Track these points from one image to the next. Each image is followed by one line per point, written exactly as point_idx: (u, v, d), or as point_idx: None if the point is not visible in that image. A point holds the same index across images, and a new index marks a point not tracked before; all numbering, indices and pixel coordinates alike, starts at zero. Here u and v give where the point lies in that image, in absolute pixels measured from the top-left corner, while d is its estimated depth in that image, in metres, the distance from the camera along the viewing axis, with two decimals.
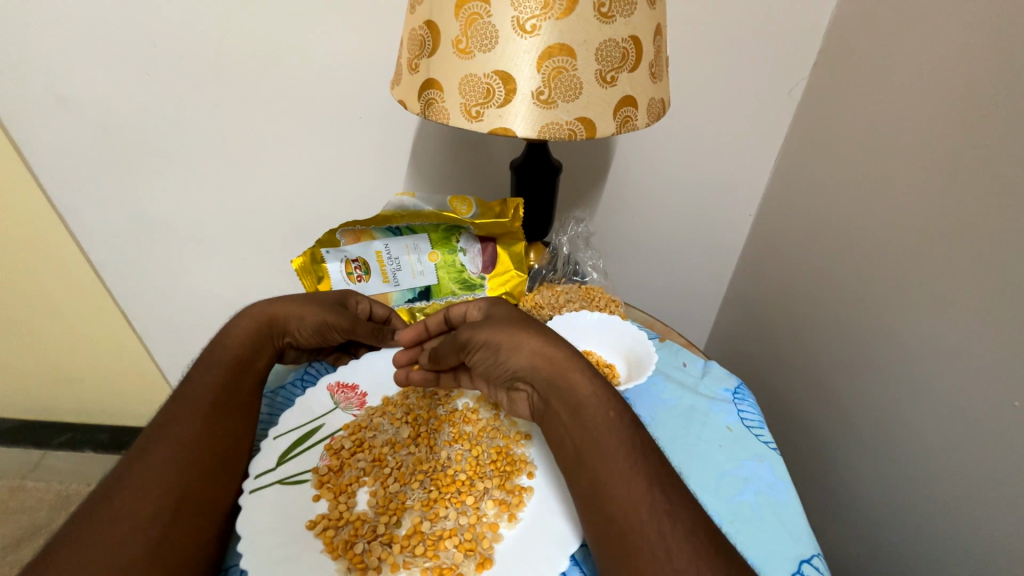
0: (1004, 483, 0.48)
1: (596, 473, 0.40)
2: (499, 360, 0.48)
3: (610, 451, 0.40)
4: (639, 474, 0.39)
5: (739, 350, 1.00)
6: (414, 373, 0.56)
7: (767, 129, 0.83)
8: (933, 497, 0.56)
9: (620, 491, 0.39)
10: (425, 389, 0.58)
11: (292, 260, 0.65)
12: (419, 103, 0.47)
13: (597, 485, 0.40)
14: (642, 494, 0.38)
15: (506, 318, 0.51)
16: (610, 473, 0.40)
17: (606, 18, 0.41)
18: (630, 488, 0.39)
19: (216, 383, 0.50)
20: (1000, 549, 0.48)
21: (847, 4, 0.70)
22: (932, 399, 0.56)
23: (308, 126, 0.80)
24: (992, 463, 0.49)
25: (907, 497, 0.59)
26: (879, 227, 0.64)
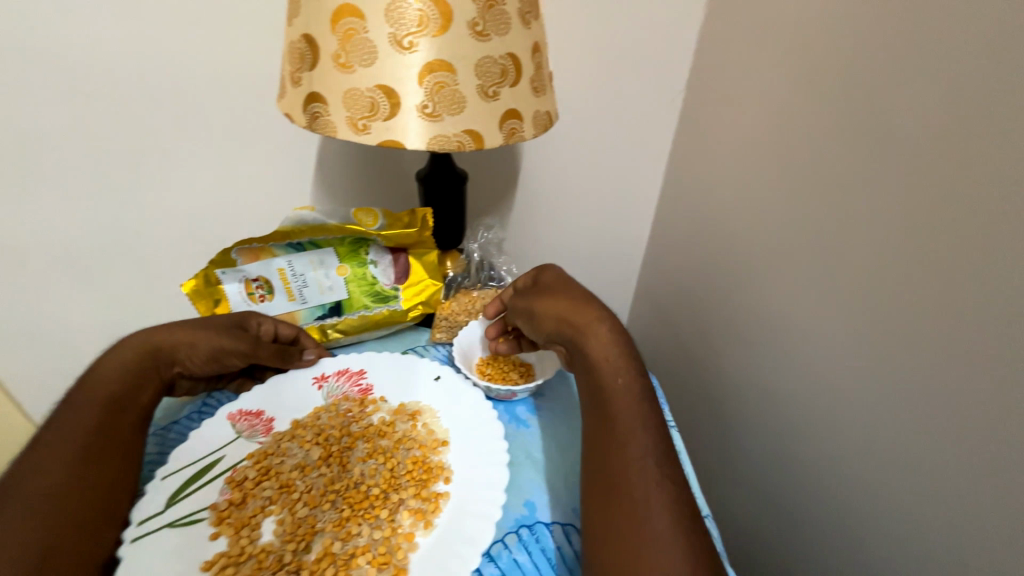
0: None
1: (608, 405, 0.49)
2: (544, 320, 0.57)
3: (623, 393, 0.49)
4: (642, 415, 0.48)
5: (650, 340, 1.08)
6: (504, 342, 0.65)
7: (656, 137, 0.92)
8: None
9: (624, 421, 0.47)
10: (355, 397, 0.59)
11: (183, 285, 0.61)
12: (304, 116, 0.47)
13: (607, 419, 0.48)
14: (640, 428, 0.47)
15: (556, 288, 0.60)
16: (622, 410, 0.48)
17: (482, 37, 0.44)
18: (633, 422, 0.47)
19: (87, 423, 0.45)
20: None
21: (709, 28, 0.80)
22: None
23: (198, 140, 0.75)
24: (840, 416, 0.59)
25: None
26: (753, 222, 0.74)
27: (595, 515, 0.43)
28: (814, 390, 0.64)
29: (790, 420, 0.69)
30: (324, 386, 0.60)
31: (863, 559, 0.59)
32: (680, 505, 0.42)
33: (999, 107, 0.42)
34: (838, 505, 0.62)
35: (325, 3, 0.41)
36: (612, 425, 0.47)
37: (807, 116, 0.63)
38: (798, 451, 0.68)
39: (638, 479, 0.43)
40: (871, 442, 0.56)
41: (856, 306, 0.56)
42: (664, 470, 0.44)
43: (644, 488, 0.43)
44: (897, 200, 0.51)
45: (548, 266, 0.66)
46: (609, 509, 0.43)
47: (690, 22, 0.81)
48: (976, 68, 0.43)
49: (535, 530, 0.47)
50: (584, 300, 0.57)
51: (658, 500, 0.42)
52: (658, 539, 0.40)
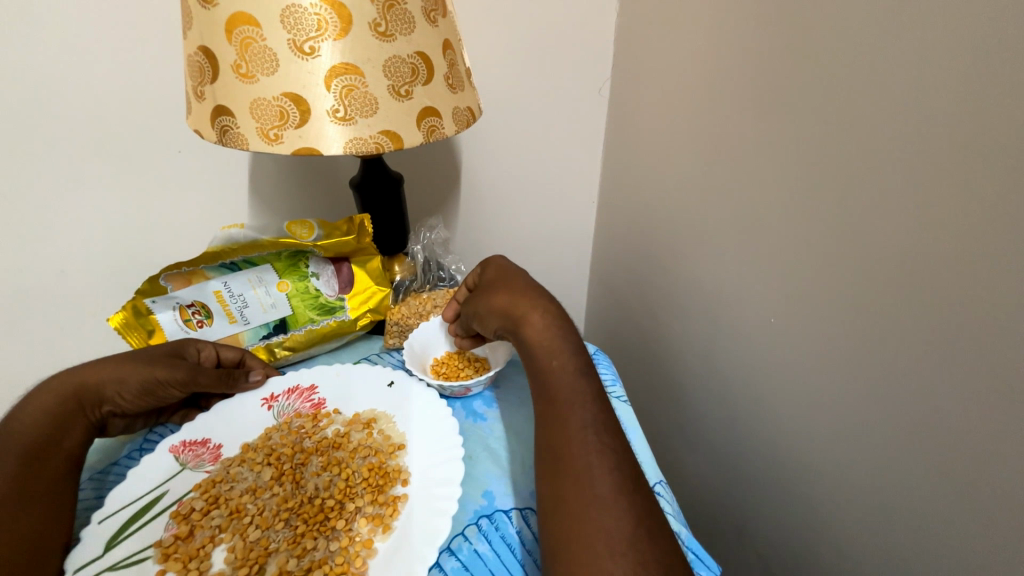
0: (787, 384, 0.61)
1: (547, 387, 0.50)
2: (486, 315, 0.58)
3: (567, 375, 0.51)
4: (587, 394, 0.49)
5: (607, 325, 1.11)
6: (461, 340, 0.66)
7: (589, 126, 0.94)
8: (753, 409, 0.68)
9: (564, 398, 0.49)
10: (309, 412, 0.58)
11: (110, 319, 0.58)
12: (213, 130, 0.45)
13: (551, 399, 0.49)
14: (580, 403, 0.48)
15: (497, 284, 0.61)
16: (566, 392, 0.49)
17: (386, 37, 0.44)
18: (572, 398, 0.49)
19: (5, 475, 0.42)
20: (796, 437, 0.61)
21: (624, 19, 0.84)
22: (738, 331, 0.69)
23: (113, 167, 0.71)
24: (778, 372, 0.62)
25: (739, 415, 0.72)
26: (681, 198, 0.77)
27: (544, 492, 0.44)
28: (752, 351, 0.68)
29: (736, 382, 0.72)
30: (273, 406, 0.59)
31: (810, 502, 0.62)
32: (622, 470, 0.44)
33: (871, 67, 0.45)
34: (784, 456, 0.65)
35: (218, 13, 0.41)
36: (553, 405, 0.49)
37: (716, 92, 0.67)
38: (745, 411, 0.71)
39: (580, 450, 0.45)
40: (805, 392, 0.60)
41: (777, 267, 0.60)
42: (608, 442, 0.46)
43: (586, 459, 0.44)
44: (801, 163, 0.55)
45: (493, 258, 0.67)
46: (554, 485, 0.44)
47: (607, 12, 0.84)
48: (850, 32, 0.47)
49: (495, 519, 0.48)
50: (520, 288, 0.58)
51: (601, 467, 0.43)
52: (605, 503, 0.41)
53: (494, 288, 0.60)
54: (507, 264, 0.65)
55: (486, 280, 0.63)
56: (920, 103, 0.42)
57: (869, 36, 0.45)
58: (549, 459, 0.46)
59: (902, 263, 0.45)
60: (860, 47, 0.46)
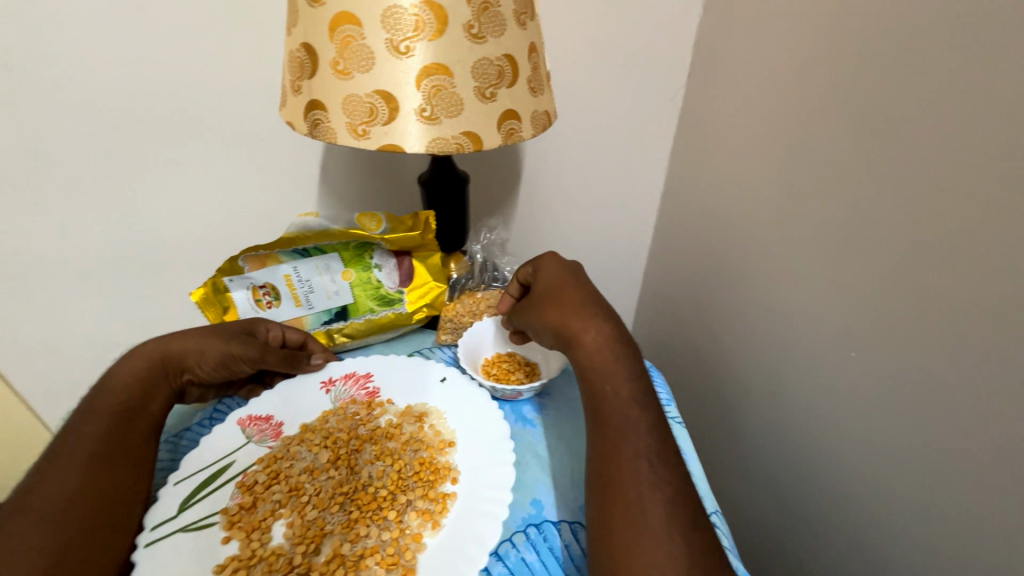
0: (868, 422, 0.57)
1: (598, 410, 0.49)
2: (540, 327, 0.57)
3: (625, 400, 0.49)
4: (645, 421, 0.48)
5: (657, 339, 1.08)
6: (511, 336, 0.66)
7: (657, 133, 0.91)
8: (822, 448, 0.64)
9: (618, 423, 0.47)
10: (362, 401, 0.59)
11: (192, 294, 0.62)
12: (305, 123, 0.47)
13: (606, 423, 0.48)
14: (635, 430, 0.47)
15: (553, 292, 0.59)
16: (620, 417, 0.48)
17: (478, 39, 0.44)
18: (629, 424, 0.47)
19: (98, 432, 0.46)
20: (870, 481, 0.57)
21: (705, 27, 0.80)
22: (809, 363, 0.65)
23: (204, 153, 0.76)
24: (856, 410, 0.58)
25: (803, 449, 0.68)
26: (756, 215, 0.74)
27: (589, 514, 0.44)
28: (823, 384, 0.64)
29: (801, 413, 0.68)
30: (331, 390, 0.61)
31: (875, 554, 0.58)
32: (677, 503, 0.42)
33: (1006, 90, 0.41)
34: (849, 500, 0.61)
35: (323, 12, 0.42)
36: (602, 429, 0.48)
37: (807, 105, 0.62)
38: (807, 446, 0.67)
39: (634, 479, 0.43)
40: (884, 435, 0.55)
41: (865, 297, 0.56)
42: (663, 472, 0.44)
43: (637, 488, 0.43)
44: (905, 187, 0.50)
45: (553, 259, 0.64)
46: (598, 509, 0.43)
47: (688, 15, 0.80)
48: (986, 48, 0.43)
49: (543, 529, 0.47)
50: (574, 304, 0.56)
51: (657, 499, 0.42)
52: (659, 537, 0.40)
53: (544, 301, 0.58)
54: (563, 269, 0.62)
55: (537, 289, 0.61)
56: None
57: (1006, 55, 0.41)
58: (596, 484, 0.45)
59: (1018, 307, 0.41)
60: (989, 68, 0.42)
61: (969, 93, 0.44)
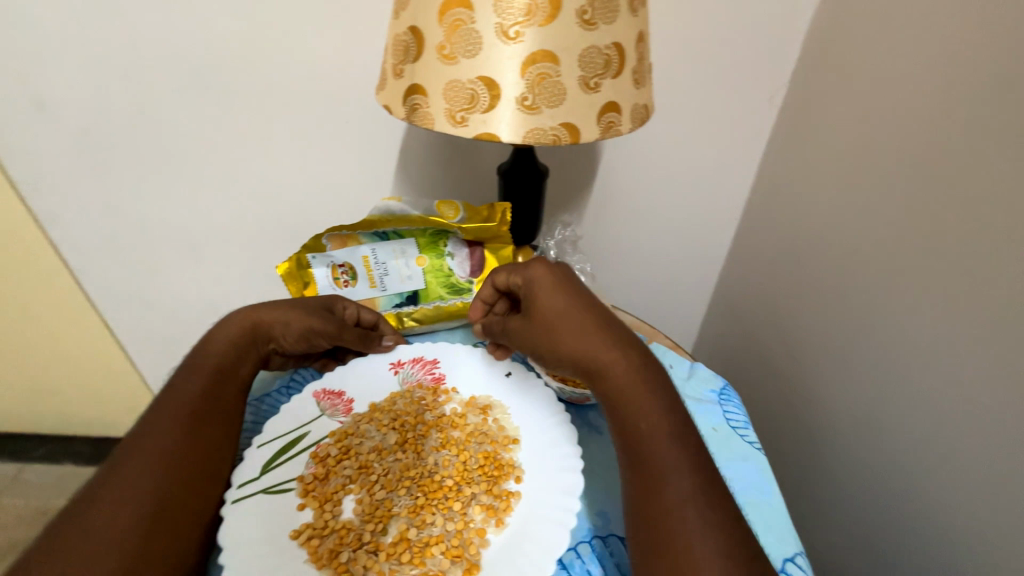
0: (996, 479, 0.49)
1: (632, 452, 0.45)
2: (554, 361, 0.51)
3: (661, 441, 0.44)
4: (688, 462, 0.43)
5: (726, 353, 1.02)
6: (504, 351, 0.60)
7: (751, 133, 0.85)
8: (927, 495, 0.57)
9: (657, 466, 0.43)
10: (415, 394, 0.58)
11: (278, 266, 0.65)
12: (403, 108, 0.47)
13: (643, 468, 0.43)
14: (677, 473, 0.42)
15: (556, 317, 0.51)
16: (658, 459, 0.43)
17: (589, 25, 0.42)
18: (668, 466, 0.43)
19: (196, 390, 0.49)
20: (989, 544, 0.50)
21: (822, 18, 0.73)
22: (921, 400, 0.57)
23: (297, 132, 0.80)
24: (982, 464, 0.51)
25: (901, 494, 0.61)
26: (864, 230, 0.66)
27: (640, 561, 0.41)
28: (935, 425, 0.57)
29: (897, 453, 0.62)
30: (399, 371, 0.61)
31: None
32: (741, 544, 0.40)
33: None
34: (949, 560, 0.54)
35: None
36: (646, 482, 0.43)
37: (946, 109, 0.55)
38: (904, 491, 0.61)
39: (680, 530, 0.40)
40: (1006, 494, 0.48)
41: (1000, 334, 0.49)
42: (713, 519, 0.40)
43: (698, 541, 0.39)
44: None
45: (546, 267, 0.54)
46: (656, 569, 0.40)
47: (802, 5, 0.73)
48: None
49: (609, 542, 0.46)
50: (585, 336, 0.49)
51: (709, 550, 0.39)
52: None
53: (552, 337, 0.51)
54: (560, 284, 0.53)
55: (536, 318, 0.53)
56: None
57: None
58: (647, 540, 0.41)
59: None
60: None
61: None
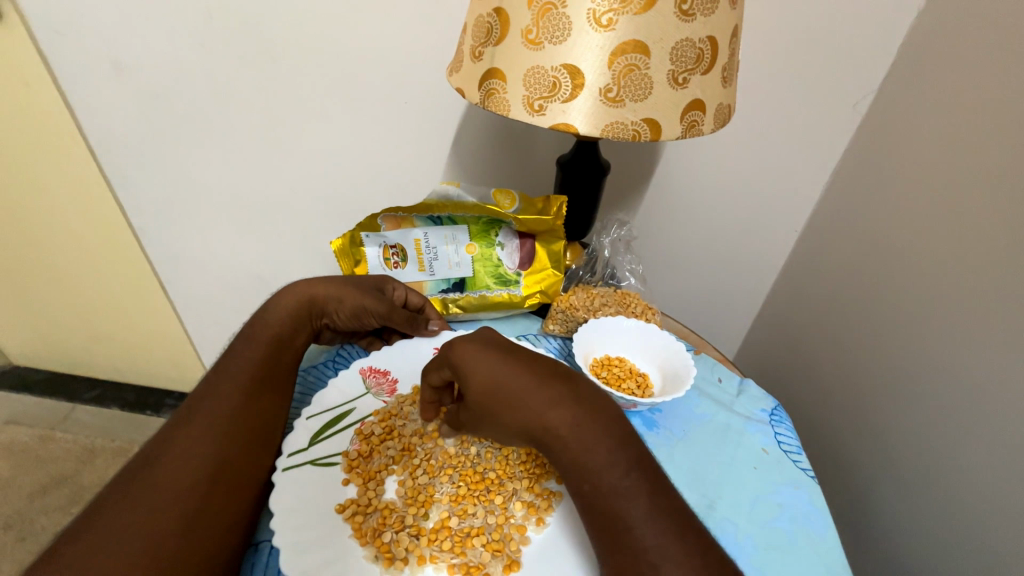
0: None
1: (591, 516, 0.40)
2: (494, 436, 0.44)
3: (612, 499, 0.39)
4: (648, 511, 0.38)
5: (773, 369, 0.97)
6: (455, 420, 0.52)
7: (825, 142, 0.79)
8: (995, 546, 0.53)
9: (615, 525, 0.38)
10: None
11: (333, 242, 0.66)
12: (478, 92, 0.46)
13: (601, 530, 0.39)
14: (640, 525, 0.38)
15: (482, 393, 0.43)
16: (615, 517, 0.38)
17: (686, 16, 0.39)
18: (627, 522, 0.38)
19: (255, 358, 0.50)
20: None
21: (925, 21, 0.67)
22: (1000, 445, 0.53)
23: (356, 108, 0.80)
24: None
25: (963, 540, 0.57)
26: (949, 256, 0.61)
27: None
28: None
29: (959, 498, 0.58)
30: None
31: None
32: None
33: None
34: None
35: None
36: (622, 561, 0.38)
37: None
38: (967, 539, 0.56)
39: None
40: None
41: None
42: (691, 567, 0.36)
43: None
44: None
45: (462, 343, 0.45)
46: None
47: (902, 5, 0.67)
48: None
49: None
50: (524, 408, 0.41)
51: None
52: None
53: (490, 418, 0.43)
54: (485, 353, 0.44)
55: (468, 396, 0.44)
56: None
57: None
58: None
59: None
60: None
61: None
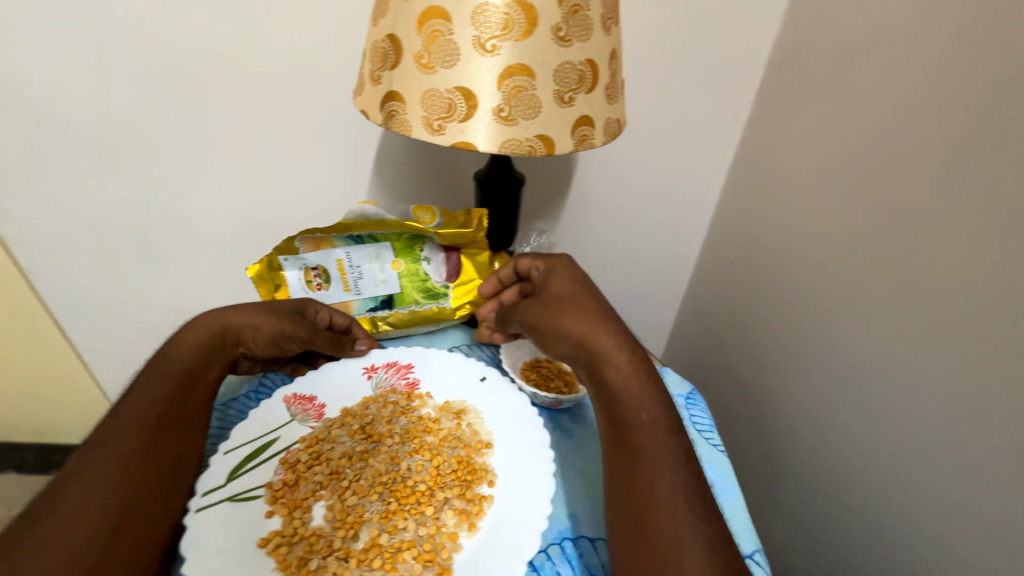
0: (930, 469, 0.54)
1: (628, 440, 0.46)
2: (547, 342, 0.54)
3: (649, 437, 0.45)
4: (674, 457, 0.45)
5: (696, 357, 1.06)
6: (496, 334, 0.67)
7: (719, 147, 0.89)
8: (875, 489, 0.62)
9: (650, 458, 0.44)
10: (388, 398, 0.58)
11: (248, 268, 0.64)
12: (381, 113, 0.47)
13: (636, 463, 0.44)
14: (669, 464, 0.44)
15: (561, 299, 0.54)
16: (654, 448, 0.45)
17: (564, 42, 0.43)
18: (660, 457, 0.44)
19: (160, 396, 0.47)
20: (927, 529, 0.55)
21: (783, 45, 0.78)
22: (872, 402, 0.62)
23: (271, 132, 0.79)
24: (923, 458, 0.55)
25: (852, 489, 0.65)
26: (822, 242, 0.71)
27: (624, 549, 0.41)
28: (882, 427, 0.61)
29: (849, 451, 0.66)
30: (373, 376, 0.61)
31: None
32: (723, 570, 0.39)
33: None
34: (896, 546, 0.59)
35: (413, 5, 0.42)
36: (634, 467, 0.44)
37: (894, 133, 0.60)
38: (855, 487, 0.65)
39: (670, 519, 0.41)
40: None
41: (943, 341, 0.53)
42: (697, 510, 0.42)
43: (677, 529, 0.40)
44: (1011, 231, 0.47)
45: (566, 272, 0.58)
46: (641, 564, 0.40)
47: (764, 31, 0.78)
48: None
49: (579, 544, 0.47)
50: (592, 326, 0.51)
51: (690, 541, 0.40)
52: None
53: (591, 324, 0.51)
54: (576, 285, 0.57)
55: (550, 301, 0.55)
56: None
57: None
58: (625, 513, 0.43)
59: None
60: None
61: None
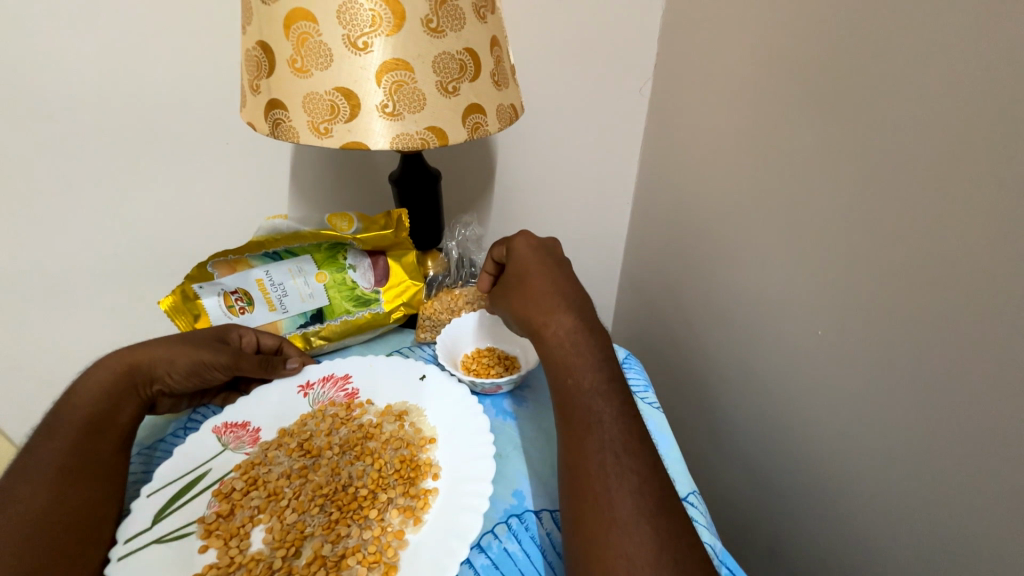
0: (838, 392, 0.60)
1: (561, 405, 0.48)
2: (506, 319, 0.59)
3: (580, 401, 0.47)
4: (607, 416, 0.46)
5: (638, 326, 1.10)
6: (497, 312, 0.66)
7: (629, 123, 0.94)
8: (800, 419, 0.67)
9: (581, 420, 0.46)
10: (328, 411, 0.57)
11: (160, 302, 0.60)
12: (266, 123, 0.46)
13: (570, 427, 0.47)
14: (601, 424, 0.46)
15: (508, 279, 0.58)
16: (582, 409, 0.47)
17: (437, 33, 0.44)
18: (593, 419, 0.46)
19: (65, 446, 0.45)
20: (845, 447, 0.60)
21: (669, 22, 0.84)
22: (787, 340, 0.67)
23: (170, 158, 0.75)
24: (832, 384, 0.61)
25: (782, 423, 0.71)
26: (726, 200, 0.76)
27: (561, 509, 0.43)
28: (796, 361, 0.67)
29: (773, 389, 0.72)
30: (309, 393, 0.60)
31: (848, 514, 0.61)
32: (652, 521, 0.40)
33: (968, 60, 0.43)
34: (823, 468, 0.64)
35: (278, 9, 0.42)
36: (567, 429, 0.47)
37: (770, 92, 0.65)
38: (783, 421, 0.71)
39: (599, 473, 0.43)
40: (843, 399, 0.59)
41: (833, 274, 0.58)
42: (625, 462, 0.43)
43: (605, 482, 0.42)
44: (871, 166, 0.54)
45: (522, 251, 0.59)
46: (573, 517, 0.42)
47: (650, 10, 0.83)
48: (921, 47, 0.46)
49: (525, 519, 0.48)
50: (527, 301, 0.55)
51: (621, 492, 0.41)
52: (620, 530, 0.39)
53: (528, 303, 0.55)
54: (529, 260, 0.58)
55: (504, 282, 0.59)
56: (982, 123, 0.42)
57: (966, 26, 0.42)
58: (563, 473, 0.45)
59: (969, 273, 0.44)
60: (925, 64, 0.46)
61: (932, 65, 0.45)
